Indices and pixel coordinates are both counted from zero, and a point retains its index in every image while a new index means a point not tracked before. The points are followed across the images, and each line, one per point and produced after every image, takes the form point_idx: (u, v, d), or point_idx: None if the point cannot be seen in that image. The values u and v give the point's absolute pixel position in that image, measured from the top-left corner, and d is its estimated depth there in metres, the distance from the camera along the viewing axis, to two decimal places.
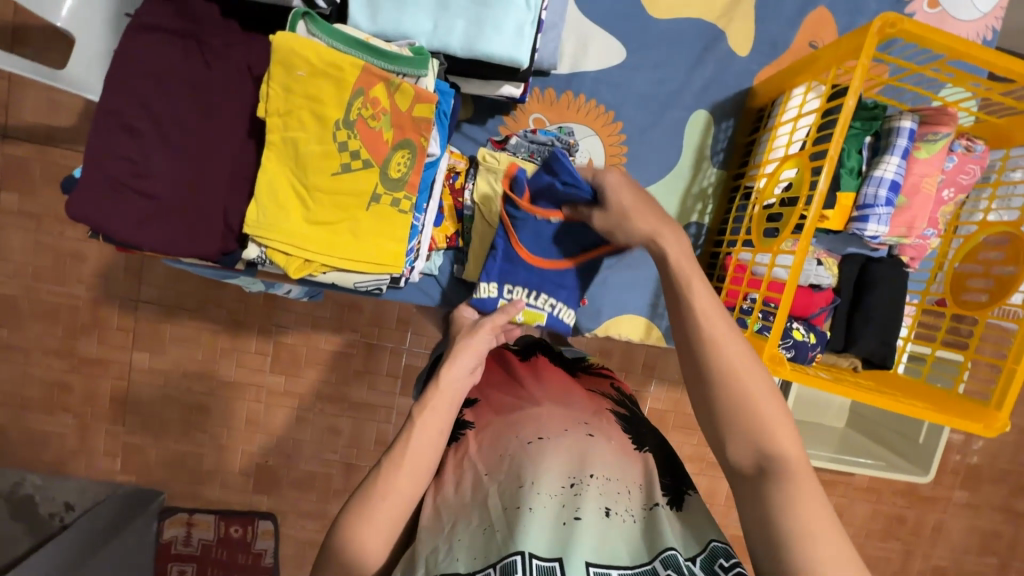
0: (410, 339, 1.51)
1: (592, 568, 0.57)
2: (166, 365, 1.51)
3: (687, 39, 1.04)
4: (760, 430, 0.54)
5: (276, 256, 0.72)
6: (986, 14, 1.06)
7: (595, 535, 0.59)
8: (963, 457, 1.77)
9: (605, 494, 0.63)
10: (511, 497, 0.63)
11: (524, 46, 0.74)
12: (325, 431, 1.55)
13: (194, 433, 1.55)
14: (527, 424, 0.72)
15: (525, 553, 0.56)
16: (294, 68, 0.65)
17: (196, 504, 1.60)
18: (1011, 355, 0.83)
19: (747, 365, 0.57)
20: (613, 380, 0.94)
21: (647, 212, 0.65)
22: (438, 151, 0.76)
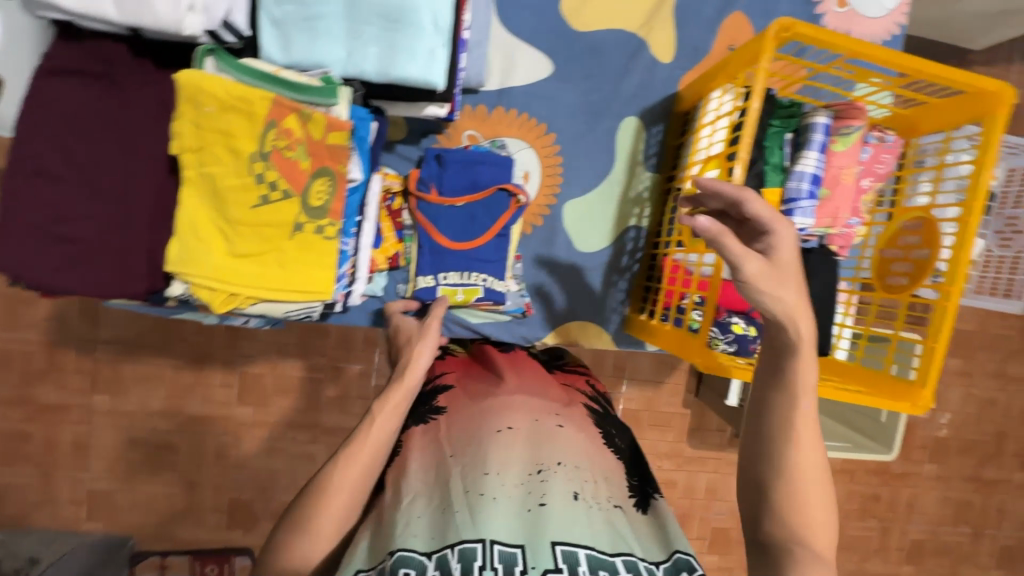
0: (379, 358, 1.52)
1: (558, 548, 0.60)
2: (128, 406, 1.48)
3: (613, 48, 1.07)
4: (810, 531, 0.57)
5: (200, 292, 0.71)
6: (892, 11, 1.12)
7: (562, 519, 0.63)
8: (930, 431, 1.82)
9: (571, 481, 0.68)
10: (473, 481, 0.66)
11: (439, 69, 0.75)
12: (300, 459, 1.53)
13: (162, 472, 1.51)
14: (499, 413, 0.76)
15: (487, 540, 0.59)
16: (202, 104, 0.66)
17: (169, 546, 1.55)
18: (931, 334, 0.86)
19: (819, 470, 0.58)
20: (590, 378, 1.01)
21: (796, 294, 0.57)
22: (360, 176, 0.79)
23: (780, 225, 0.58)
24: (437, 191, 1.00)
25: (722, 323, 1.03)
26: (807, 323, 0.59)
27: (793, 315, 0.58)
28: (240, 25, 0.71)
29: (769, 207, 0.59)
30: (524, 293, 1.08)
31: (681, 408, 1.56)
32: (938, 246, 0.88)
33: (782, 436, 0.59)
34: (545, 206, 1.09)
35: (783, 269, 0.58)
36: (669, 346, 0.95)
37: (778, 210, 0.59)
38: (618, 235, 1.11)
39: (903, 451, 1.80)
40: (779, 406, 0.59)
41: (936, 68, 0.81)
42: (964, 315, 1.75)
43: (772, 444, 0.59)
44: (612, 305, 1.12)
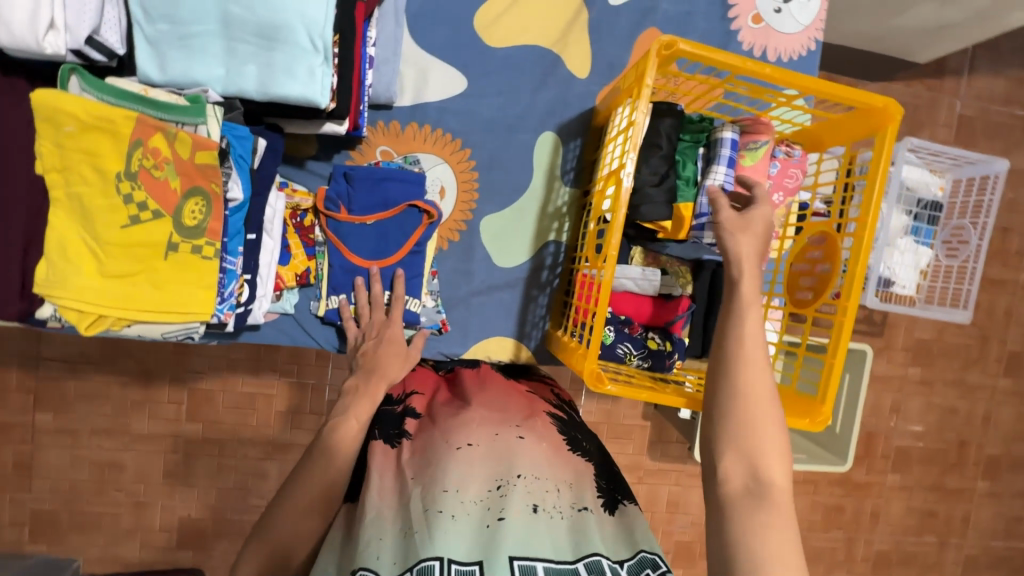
0: (332, 372, 1.50)
1: (516, 563, 0.61)
2: (73, 425, 1.45)
3: (528, 63, 1.07)
4: (755, 450, 0.65)
5: (68, 313, 0.70)
6: (808, 26, 1.13)
7: (519, 532, 0.64)
8: (894, 441, 1.80)
9: (531, 493, 0.68)
10: (432, 501, 0.67)
11: (319, 87, 0.75)
12: (250, 475, 1.50)
13: (108, 492, 1.48)
14: (461, 428, 0.77)
15: (444, 559, 0.61)
16: (60, 124, 0.64)
17: (116, 568, 1.50)
18: (831, 350, 0.87)
19: (768, 405, 0.67)
20: (555, 388, 1.02)
21: (754, 239, 0.74)
22: (241, 195, 0.79)
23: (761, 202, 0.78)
24: (347, 209, 0.99)
25: (636, 338, 1.02)
26: (753, 274, 0.72)
27: (747, 257, 0.73)
28: (112, 43, 0.70)
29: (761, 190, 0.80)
30: (440, 309, 1.07)
31: (640, 420, 1.54)
32: (838, 261, 0.90)
33: (737, 359, 0.68)
34: (462, 221, 1.08)
35: (749, 223, 0.76)
36: (570, 361, 0.94)
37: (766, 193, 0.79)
38: (538, 248, 1.11)
39: (866, 462, 1.79)
40: (733, 333, 0.69)
41: (824, 84, 0.82)
42: (922, 323, 1.75)
43: (727, 367, 0.68)
44: (532, 320, 1.12)
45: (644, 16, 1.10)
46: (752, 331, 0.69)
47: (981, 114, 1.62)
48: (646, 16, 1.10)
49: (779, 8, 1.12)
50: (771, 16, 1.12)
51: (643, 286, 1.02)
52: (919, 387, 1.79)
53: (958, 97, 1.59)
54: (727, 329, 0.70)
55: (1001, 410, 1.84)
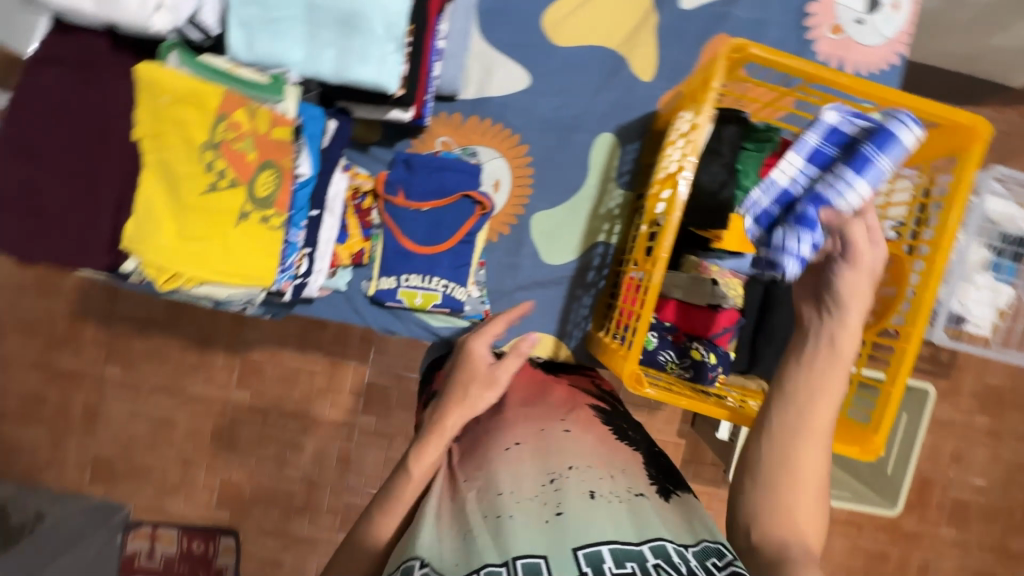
0: (374, 356, 1.54)
1: (581, 552, 0.55)
2: (137, 379, 1.56)
3: (592, 64, 1.08)
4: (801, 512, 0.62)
5: (145, 268, 0.75)
6: (892, 39, 1.08)
7: (581, 520, 0.59)
8: (953, 493, 1.67)
9: (585, 481, 0.64)
10: (490, 506, 0.62)
11: (391, 72, 0.79)
12: (288, 447, 1.57)
13: (161, 446, 1.58)
14: (505, 430, 0.74)
15: (510, 559, 0.54)
16: (157, 94, 0.70)
17: (161, 518, 1.60)
18: (889, 378, 0.82)
19: (822, 463, 0.64)
20: (598, 381, 0.99)
21: (858, 309, 0.70)
22: (309, 171, 0.84)
23: (878, 239, 0.70)
24: (408, 194, 1.02)
25: (680, 348, 1.01)
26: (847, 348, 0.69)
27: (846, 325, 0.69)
28: (208, 24, 0.77)
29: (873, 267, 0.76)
30: (484, 300, 1.08)
31: (675, 437, 1.51)
32: (904, 285, 0.85)
33: (805, 423, 0.66)
34: (512, 215, 1.10)
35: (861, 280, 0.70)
36: (610, 364, 0.94)
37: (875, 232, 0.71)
38: (586, 248, 1.11)
39: (919, 511, 1.67)
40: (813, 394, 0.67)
41: (905, 98, 0.78)
42: (995, 368, 1.61)
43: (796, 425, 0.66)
44: (574, 319, 1.12)
45: (714, 22, 1.08)
46: (824, 399, 0.67)
47: None
48: (716, 24, 1.08)
49: (861, 20, 1.08)
50: (851, 28, 1.08)
51: (692, 295, 1.01)
52: (986, 437, 1.65)
53: None
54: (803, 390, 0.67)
55: None
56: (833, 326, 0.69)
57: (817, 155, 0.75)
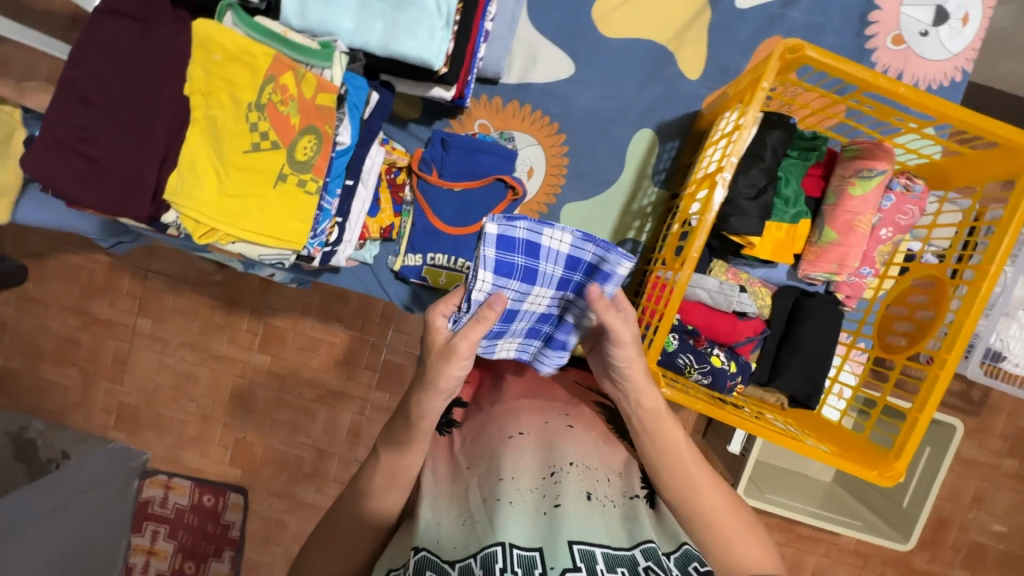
0: (392, 334, 1.56)
1: (576, 546, 0.56)
2: (164, 333, 1.62)
3: (637, 58, 1.06)
4: (739, 550, 0.63)
5: (185, 221, 0.78)
6: (957, 55, 1.03)
7: (579, 519, 0.59)
8: (969, 534, 1.61)
9: (584, 481, 0.63)
10: (490, 489, 0.62)
11: (436, 49, 0.79)
12: (302, 414, 1.61)
13: (182, 400, 1.64)
14: (510, 417, 0.70)
15: (506, 543, 0.56)
16: (211, 52, 0.72)
17: (176, 469, 1.66)
18: (917, 404, 0.78)
19: (719, 506, 0.65)
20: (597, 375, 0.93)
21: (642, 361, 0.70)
22: (348, 140, 0.85)
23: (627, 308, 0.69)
24: (441, 173, 1.02)
25: (700, 352, 0.97)
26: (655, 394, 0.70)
27: (641, 383, 0.70)
28: None
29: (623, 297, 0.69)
30: None
31: None
32: (943, 308, 0.81)
33: (686, 487, 0.66)
34: (544, 204, 1.10)
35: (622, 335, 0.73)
36: None
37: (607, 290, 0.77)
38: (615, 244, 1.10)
39: (931, 550, 1.61)
40: (664, 463, 0.67)
41: (967, 113, 0.74)
42: None
43: (680, 493, 0.66)
44: None
45: (770, 23, 1.04)
46: (678, 453, 0.68)
47: None
48: (771, 25, 1.04)
49: (926, 31, 1.03)
50: (914, 39, 1.03)
51: (719, 301, 0.97)
52: (1013, 482, 1.58)
53: None
54: (656, 460, 0.68)
55: None
56: (632, 399, 0.70)
57: (503, 268, 0.67)
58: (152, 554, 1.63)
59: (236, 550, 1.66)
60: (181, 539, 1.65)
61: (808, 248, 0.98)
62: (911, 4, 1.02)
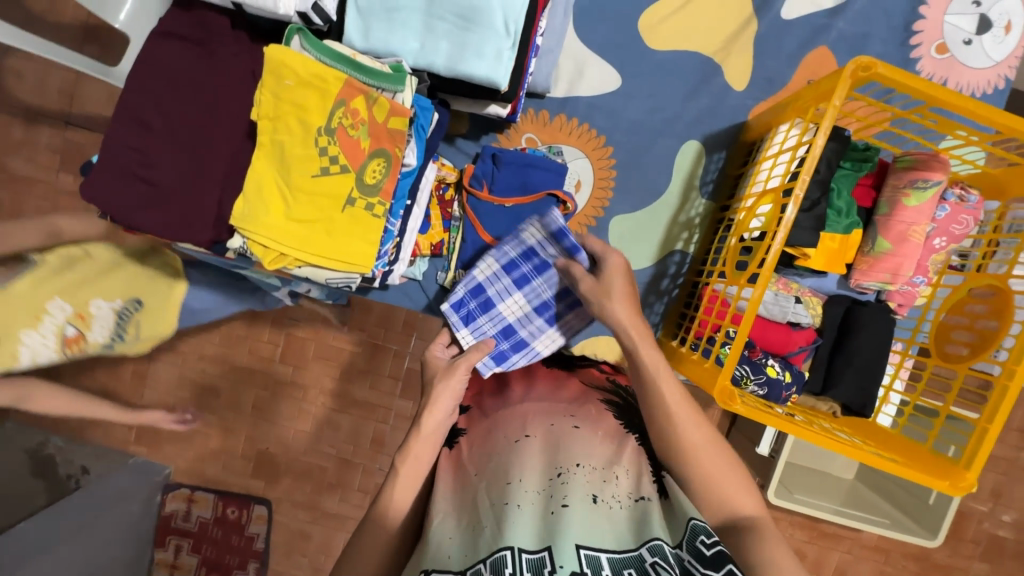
0: (414, 342, 1.51)
1: (583, 551, 0.51)
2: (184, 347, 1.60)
3: (682, 70, 1.06)
4: (714, 490, 0.64)
5: (256, 248, 0.78)
6: (999, 62, 1.04)
7: (583, 521, 0.55)
8: (989, 527, 1.61)
9: (590, 483, 0.60)
10: (499, 493, 0.60)
11: (503, 69, 0.78)
12: (326, 425, 1.59)
13: (203, 413, 1.62)
14: (516, 422, 0.71)
15: (515, 547, 0.51)
16: (283, 77, 0.72)
17: (199, 482, 1.65)
18: (986, 414, 0.80)
19: (700, 444, 0.65)
20: (610, 373, 0.92)
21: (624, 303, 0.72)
22: (414, 161, 0.84)
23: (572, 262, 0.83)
24: (492, 191, 1.01)
25: (756, 363, 0.98)
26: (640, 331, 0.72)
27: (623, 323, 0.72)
28: (330, 11, 0.77)
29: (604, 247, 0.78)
30: None
31: None
32: (1008, 319, 0.82)
33: (667, 423, 0.66)
34: (592, 216, 1.10)
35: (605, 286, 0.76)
36: (693, 375, 0.92)
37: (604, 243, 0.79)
38: (663, 256, 1.10)
39: (952, 543, 1.62)
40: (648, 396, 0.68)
41: None
42: None
43: (663, 428, 0.67)
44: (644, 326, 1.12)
45: (815, 34, 1.05)
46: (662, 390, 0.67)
47: None
48: (817, 35, 1.05)
49: (969, 39, 1.04)
50: (957, 47, 1.04)
51: (774, 312, 0.99)
52: None
53: None
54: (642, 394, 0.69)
55: None
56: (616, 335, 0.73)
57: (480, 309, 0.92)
58: (176, 567, 1.62)
59: (261, 563, 1.64)
60: (204, 552, 1.62)
61: (859, 258, 0.99)
62: (954, 12, 1.03)
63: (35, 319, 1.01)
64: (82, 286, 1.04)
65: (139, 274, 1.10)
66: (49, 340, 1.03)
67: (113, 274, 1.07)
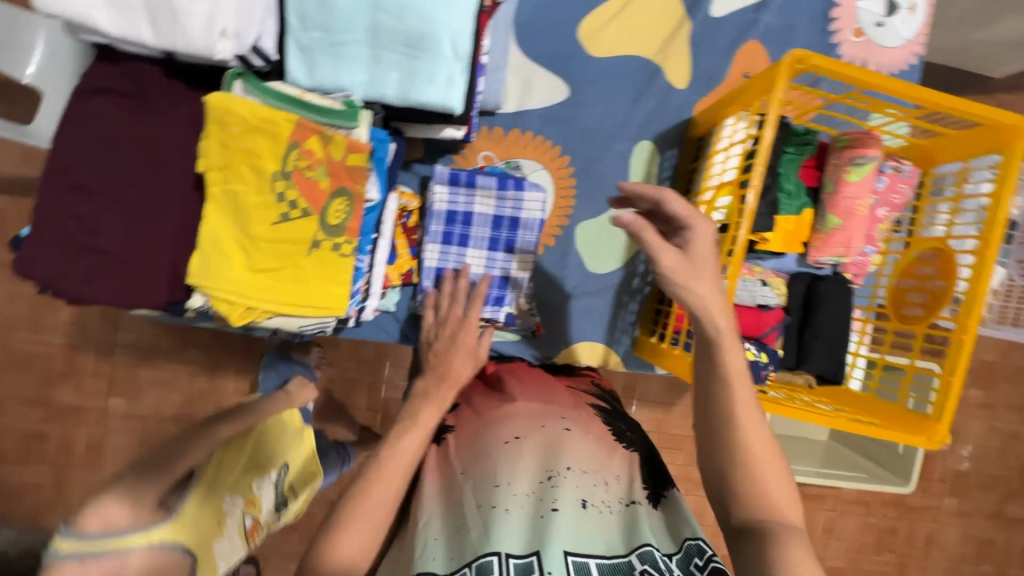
0: (389, 369, 1.45)
1: (570, 558, 0.59)
2: (142, 412, 1.38)
3: (626, 75, 1.09)
4: (758, 489, 0.58)
5: (219, 306, 0.73)
6: (910, 41, 1.12)
7: (572, 527, 0.62)
8: (952, 464, 1.72)
9: (579, 486, 0.66)
10: (485, 496, 0.65)
11: (456, 93, 0.77)
12: None
13: None
14: (505, 423, 0.75)
15: (501, 554, 0.58)
16: (228, 125, 0.68)
17: None
18: (948, 368, 0.85)
19: (760, 437, 0.60)
20: (596, 377, 0.98)
21: (712, 287, 0.65)
22: (377, 196, 0.84)
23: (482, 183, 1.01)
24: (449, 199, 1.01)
25: None
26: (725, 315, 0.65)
27: (710, 308, 0.65)
28: (269, 50, 0.75)
29: (688, 209, 0.68)
30: (534, 312, 1.07)
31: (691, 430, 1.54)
32: (954, 278, 0.88)
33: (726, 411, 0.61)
34: (558, 226, 1.11)
35: (697, 264, 0.66)
36: (678, 371, 0.94)
37: (696, 209, 0.68)
38: (631, 256, 1.12)
39: (922, 484, 1.71)
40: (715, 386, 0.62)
41: (954, 101, 0.81)
42: (987, 344, 1.66)
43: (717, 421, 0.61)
44: (621, 327, 1.14)
45: (745, 29, 1.10)
46: (738, 380, 0.62)
47: None
48: (746, 30, 1.10)
49: (881, 22, 1.12)
50: (872, 30, 1.12)
51: (744, 298, 1.03)
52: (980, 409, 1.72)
53: None
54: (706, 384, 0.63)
55: None
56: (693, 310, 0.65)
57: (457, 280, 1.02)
58: None
59: None
60: None
61: (813, 235, 1.03)
62: None
63: (221, 525, 0.95)
64: (247, 472, 1.04)
65: (258, 446, 1.06)
66: (235, 536, 0.99)
67: (248, 455, 1.05)
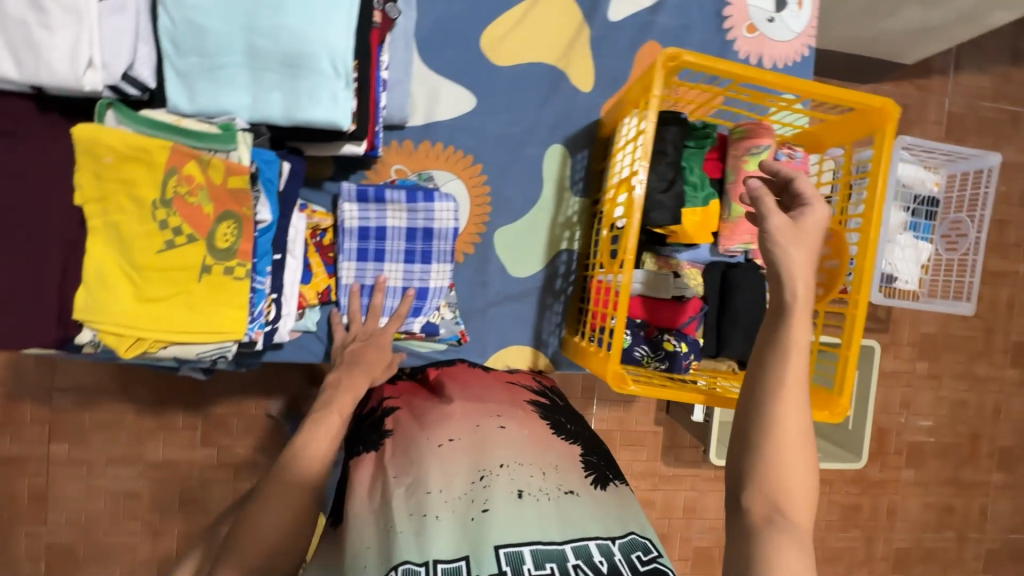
0: None
1: (501, 551, 0.67)
2: (85, 457, 1.33)
3: (532, 82, 1.11)
4: (783, 483, 0.61)
5: (107, 338, 0.72)
6: (801, 33, 1.17)
7: (501, 522, 0.71)
8: (907, 435, 1.77)
9: (512, 479, 0.75)
10: (417, 503, 0.73)
11: (341, 110, 0.78)
12: None
13: None
14: (440, 425, 0.83)
15: (430, 562, 0.67)
16: (100, 155, 0.69)
17: None
18: (844, 343, 0.89)
19: (799, 425, 0.61)
20: (537, 376, 1.07)
21: (807, 257, 0.63)
22: (269, 216, 0.84)
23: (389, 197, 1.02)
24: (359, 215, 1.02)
25: None
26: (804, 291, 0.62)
27: (795, 274, 0.62)
28: (145, 78, 0.74)
29: (814, 190, 0.66)
30: (459, 320, 1.08)
31: (653, 426, 1.56)
32: (845, 255, 0.91)
33: (771, 392, 0.62)
34: (476, 234, 1.12)
35: (803, 233, 0.63)
36: (592, 365, 0.97)
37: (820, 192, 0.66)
38: (551, 258, 1.14)
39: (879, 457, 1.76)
40: (772, 360, 0.62)
41: (825, 89, 0.85)
42: (925, 317, 1.73)
43: (763, 398, 0.62)
44: (548, 328, 1.15)
45: (642, 31, 1.14)
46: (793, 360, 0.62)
47: (971, 110, 1.65)
48: (644, 32, 1.14)
49: (772, 17, 1.17)
50: (764, 26, 1.17)
51: (658, 291, 1.05)
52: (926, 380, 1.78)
53: (946, 96, 1.62)
54: (765, 359, 0.63)
55: (1011, 401, 1.81)
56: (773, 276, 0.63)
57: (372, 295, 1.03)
58: None
59: None
60: None
61: (722, 225, 1.07)
62: None
63: None
64: None
65: None
66: None
67: None
